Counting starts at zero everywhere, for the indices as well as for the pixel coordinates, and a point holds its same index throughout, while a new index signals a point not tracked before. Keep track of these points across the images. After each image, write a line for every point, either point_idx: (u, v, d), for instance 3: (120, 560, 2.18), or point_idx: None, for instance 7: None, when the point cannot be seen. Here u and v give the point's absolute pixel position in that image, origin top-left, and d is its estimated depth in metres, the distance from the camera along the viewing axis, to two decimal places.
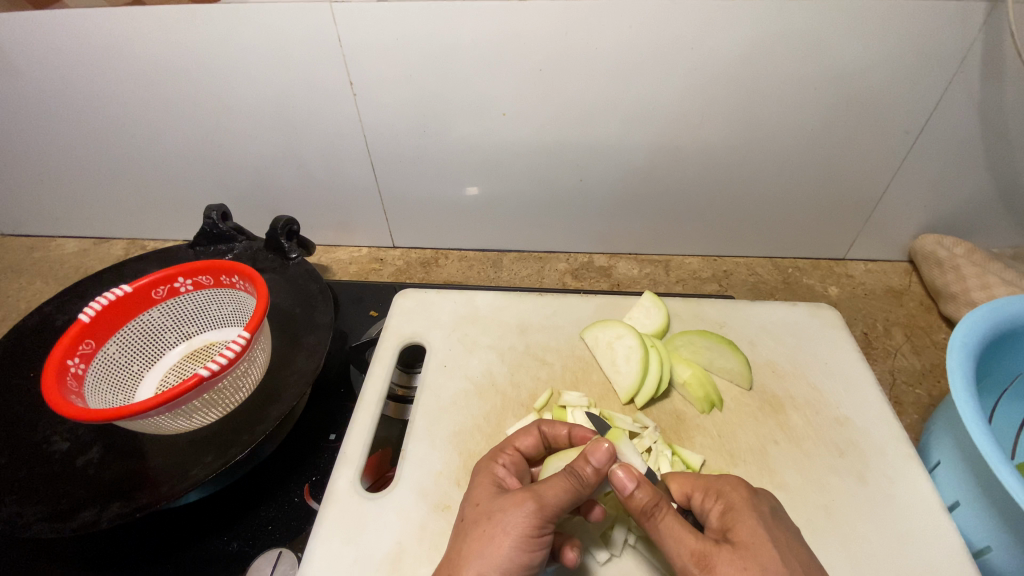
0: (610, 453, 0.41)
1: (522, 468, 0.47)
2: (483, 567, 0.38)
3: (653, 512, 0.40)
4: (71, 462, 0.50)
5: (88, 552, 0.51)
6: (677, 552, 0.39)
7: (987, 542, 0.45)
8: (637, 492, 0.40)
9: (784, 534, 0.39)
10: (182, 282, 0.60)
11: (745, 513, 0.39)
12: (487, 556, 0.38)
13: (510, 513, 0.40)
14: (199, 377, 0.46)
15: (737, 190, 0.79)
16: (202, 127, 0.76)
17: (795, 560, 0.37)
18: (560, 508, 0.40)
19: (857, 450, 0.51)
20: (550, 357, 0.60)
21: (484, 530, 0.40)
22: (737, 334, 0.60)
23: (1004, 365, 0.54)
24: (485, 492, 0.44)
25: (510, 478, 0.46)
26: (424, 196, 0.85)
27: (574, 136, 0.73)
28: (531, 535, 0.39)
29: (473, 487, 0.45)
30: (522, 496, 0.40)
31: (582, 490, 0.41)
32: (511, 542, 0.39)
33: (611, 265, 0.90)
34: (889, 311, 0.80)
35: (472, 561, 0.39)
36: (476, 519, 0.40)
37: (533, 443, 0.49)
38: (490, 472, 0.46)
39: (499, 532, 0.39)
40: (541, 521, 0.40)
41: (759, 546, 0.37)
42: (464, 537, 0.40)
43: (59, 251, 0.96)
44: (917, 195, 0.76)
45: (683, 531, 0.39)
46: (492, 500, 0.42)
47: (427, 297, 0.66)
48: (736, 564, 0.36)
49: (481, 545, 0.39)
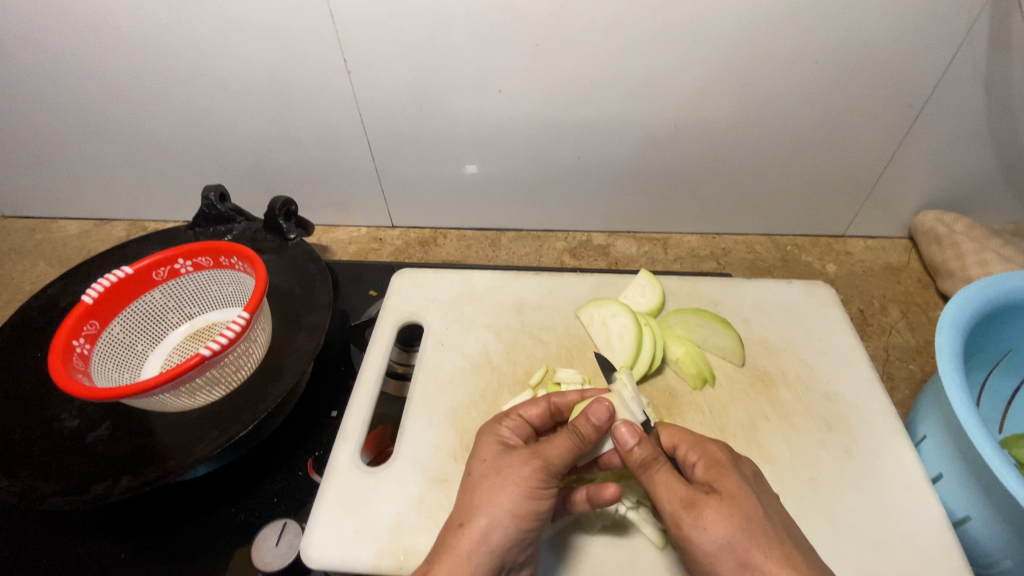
0: (610, 411, 0.44)
1: (527, 434, 0.48)
2: (492, 513, 0.41)
3: (649, 465, 0.43)
4: (81, 438, 0.52)
5: (101, 523, 0.54)
6: (667, 499, 0.40)
7: (968, 512, 0.46)
8: (636, 448, 0.43)
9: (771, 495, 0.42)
10: (182, 264, 0.60)
11: (730, 470, 0.42)
12: (497, 503, 0.41)
13: (519, 467, 0.43)
14: (201, 356, 0.47)
15: (737, 167, 0.78)
16: (198, 106, 0.75)
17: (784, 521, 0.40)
18: (563, 466, 0.44)
19: (845, 425, 0.52)
20: (546, 335, 0.61)
21: (492, 483, 0.43)
22: (732, 312, 0.61)
23: (995, 340, 0.54)
24: (490, 450, 0.46)
25: (516, 438, 0.48)
26: (422, 175, 0.84)
27: (571, 113, 0.72)
28: (538, 486, 0.42)
29: (480, 445, 0.47)
30: (528, 453, 0.43)
31: (583, 446, 0.44)
32: (520, 492, 0.42)
33: (609, 244, 0.89)
34: (886, 288, 0.79)
35: (483, 509, 0.41)
36: (485, 473, 0.43)
37: (540, 412, 0.49)
38: (496, 433, 0.48)
39: (507, 483, 0.42)
40: (546, 476, 0.43)
41: (744, 498, 0.39)
42: (475, 489, 0.43)
43: (61, 233, 0.97)
44: (920, 171, 0.76)
45: (673, 482, 0.41)
46: (499, 457, 0.45)
47: (424, 277, 0.67)
48: (723, 511, 0.38)
49: (492, 494, 0.42)
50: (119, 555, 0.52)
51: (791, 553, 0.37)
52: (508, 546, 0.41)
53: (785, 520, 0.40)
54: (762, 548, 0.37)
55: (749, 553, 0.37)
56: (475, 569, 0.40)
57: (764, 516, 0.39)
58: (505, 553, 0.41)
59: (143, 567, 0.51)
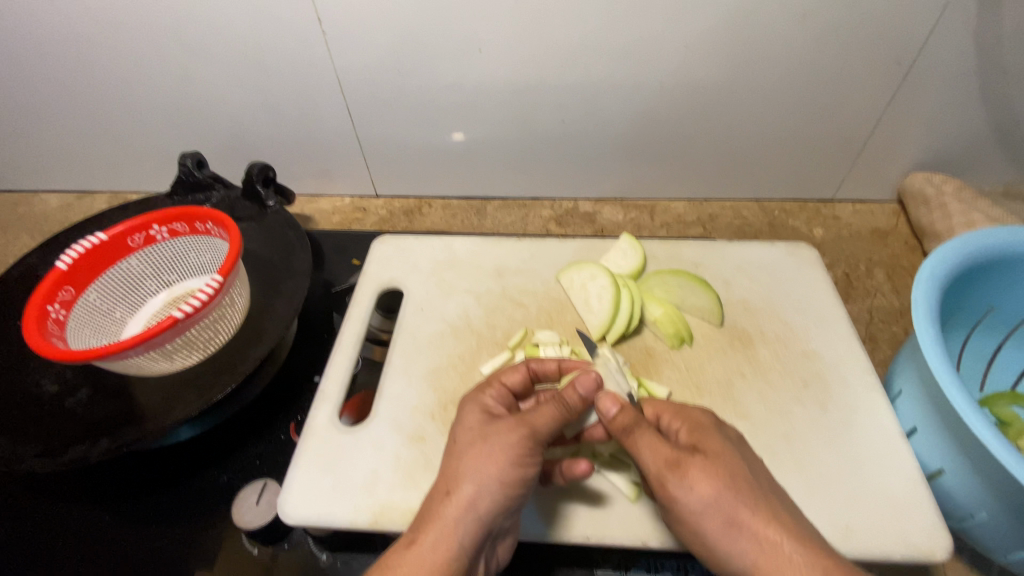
0: (597, 382, 0.44)
1: (510, 402, 0.48)
2: (479, 481, 0.40)
3: (633, 430, 0.42)
4: (61, 402, 0.52)
5: (86, 486, 0.55)
6: (653, 460, 0.41)
7: (941, 465, 0.47)
8: (618, 415, 0.43)
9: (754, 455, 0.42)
10: (158, 230, 0.60)
11: (714, 432, 0.42)
12: (484, 471, 0.40)
13: (505, 435, 0.42)
14: (174, 319, 0.47)
15: (723, 130, 0.77)
16: (173, 71, 0.74)
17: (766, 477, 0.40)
18: (549, 433, 0.43)
19: (822, 381, 0.52)
20: (525, 299, 0.60)
21: (478, 451, 0.42)
22: (712, 274, 0.60)
23: (977, 298, 0.54)
24: (474, 419, 0.45)
25: (500, 406, 0.47)
26: (404, 142, 0.83)
27: (553, 75, 0.71)
28: (525, 453, 0.41)
29: (463, 414, 0.46)
30: (516, 421, 0.43)
31: (568, 415, 0.43)
32: (507, 459, 0.41)
33: (596, 211, 0.88)
34: (872, 251, 0.79)
35: (469, 477, 0.41)
36: (471, 441, 0.42)
37: (520, 379, 0.49)
38: (479, 401, 0.47)
39: (494, 451, 0.41)
40: (533, 443, 0.42)
41: (728, 458, 0.40)
42: (460, 458, 0.42)
43: (44, 206, 0.96)
44: (910, 133, 0.74)
45: (658, 443, 0.41)
46: (484, 425, 0.44)
47: (405, 243, 0.67)
48: (709, 470, 0.39)
49: (478, 462, 0.41)
50: (102, 517, 0.53)
51: (774, 509, 0.38)
52: (494, 513, 0.40)
53: (768, 480, 0.41)
54: (747, 505, 0.37)
55: (734, 510, 0.37)
56: (462, 537, 0.39)
57: (748, 474, 0.39)
58: (491, 520, 0.40)
59: (126, 529, 0.52)
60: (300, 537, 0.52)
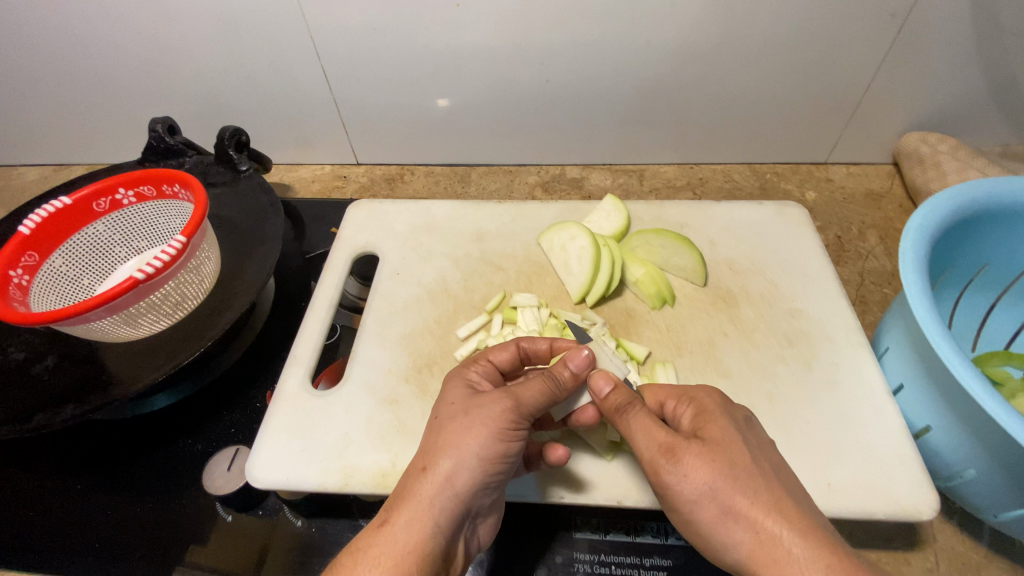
0: (589, 359, 0.43)
1: (497, 379, 0.45)
2: (458, 457, 0.38)
3: (626, 410, 0.41)
4: (27, 369, 0.51)
5: (59, 455, 0.54)
6: (646, 445, 0.39)
7: (927, 422, 0.45)
8: (610, 394, 0.42)
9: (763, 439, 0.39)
10: (124, 194, 0.58)
11: (717, 415, 0.39)
12: (463, 447, 0.39)
13: (488, 408, 0.40)
14: (134, 280, 0.45)
15: (713, 90, 0.74)
16: (139, 33, 0.71)
17: (771, 463, 0.37)
18: (535, 408, 0.41)
19: (806, 339, 0.50)
20: (505, 262, 0.59)
21: (458, 425, 0.40)
22: (698, 235, 0.59)
23: (969, 254, 0.52)
24: (457, 393, 0.43)
25: (485, 382, 0.44)
26: (384, 107, 0.80)
27: (536, 32, 0.68)
28: (508, 428, 0.40)
29: (446, 388, 0.44)
30: (499, 394, 0.41)
31: (557, 392, 0.42)
32: (488, 433, 0.39)
33: (583, 177, 0.86)
34: (865, 213, 0.77)
35: (447, 452, 0.39)
36: (451, 415, 0.40)
37: (508, 357, 0.47)
38: (463, 376, 0.44)
39: (475, 425, 0.39)
40: (517, 417, 0.40)
41: (729, 443, 0.37)
42: (440, 432, 0.40)
43: (19, 179, 0.94)
44: (908, 91, 0.71)
45: (653, 427, 0.39)
46: (467, 399, 0.41)
47: (382, 207, 0.65)
48: (705, 456, 0.37)
49: (457, 437, 0.39)
50: (74, 486, 0.52)
51: (780, 499, 0.35)
52: (473, 491, 0.38)
53: (776, 462, 0.38)
54: (746, 494, 0.35)
55: (731, 499, 0.35)
56: (437, 516, 0.37)
57: (751, 460, 0.37)
58: (469, 498, 0.39)
59: (98, 497, 0.51)
60: (275, 505, 0.51)
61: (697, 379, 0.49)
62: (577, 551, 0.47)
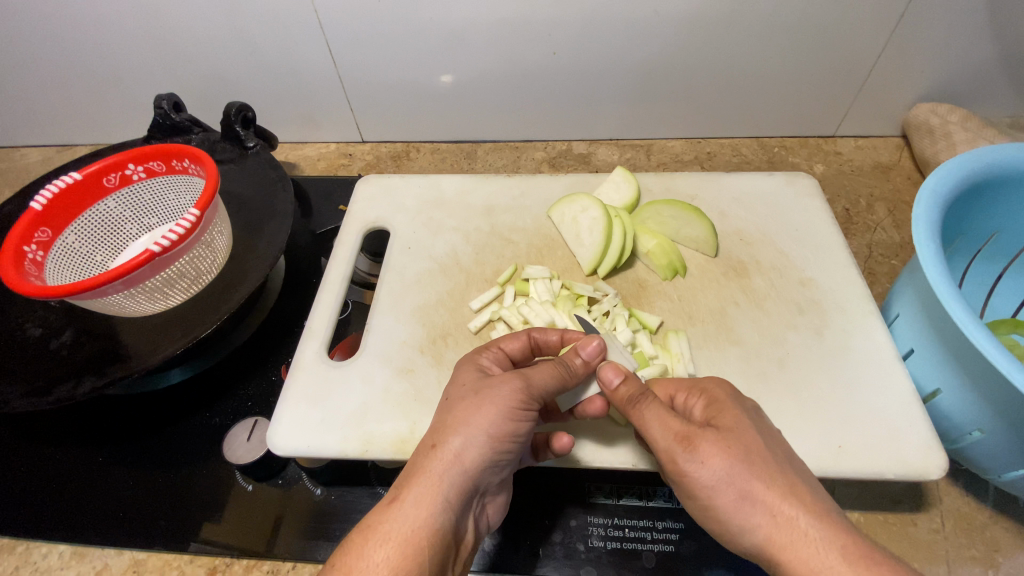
0: (600, 348, 0.44)
1: (509, 368, 0.45)
2: (467, 433, 0.39)
3: (639, 400, 0.41)
4: (45, 344, 0.52)
5: (78, 429, 0.54)
6: (662, 435, 0.39)
7: (936, 385, 0.46)
8: (621, 386, 0.42)
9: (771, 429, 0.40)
10: (133, 170, 0.58)
11: (729, 405, 0.40)
12: (474, 424, 0.39)
13: (499, 389, 0.40)
14: (150, 254, 0.46)
15: (722, 63, 0.73)
16: (139, 9, 0.70)
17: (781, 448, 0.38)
18: (547, 391, 0.42)
19: (817, 308, 0.51)
20: (515, 236, 0.59)
21: (469, 404, 0.40)
22: (708, 206, 0.59)
23: (980, 222, 0.52)
24: (468, 375, 0.43)
25: (496, 368, 0.44)
26: (389, 83, 0.79)
27: (543, 3, 0.67)
28: (517, 406, 0.40)
29: (457, 372, 0.44)
30: (511, 376, 0.41)
31: (568, 377, 0.43)
32: (499, 411, 0.39)
33: (590, 152, 0.86)
34: (874, 186, 0.77)
35: (458, 429, 0.39)
36: (462, 394, 0.40)
37: (520, 346, 0.47)
38: (474, 362, 0.45)
39: (486, 403, 0.40)
40: (528, 398, 0.41)
41: (743, 430, 0.38)
42: (450, 410, 0.41)
43: (23, 161, 0.93)
44: (919, 62, 0.70)
45: (667, 417, 0.40)
46: (479, 381, 0.42)
47: (390, 182, 0.65)
48: (720, 444, 0.37)
49: (468, 414, 0.39)
50: (95, 459, 0.53)
51: (796, 485, 0.36)
52: (483, 467, 0.39)
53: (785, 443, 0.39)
54: (763, 479, 0.36)
55: (748, 484, 0.36)
56: (447, 491, 0.38)
57: (763, 445, 0.38)
58: (478, 475, 0.39)
59: (119, 470, 0.52)
60: (294, 474, 0.51)
61: (708, 347, 0.49)
62: (591, 515, 0.48)
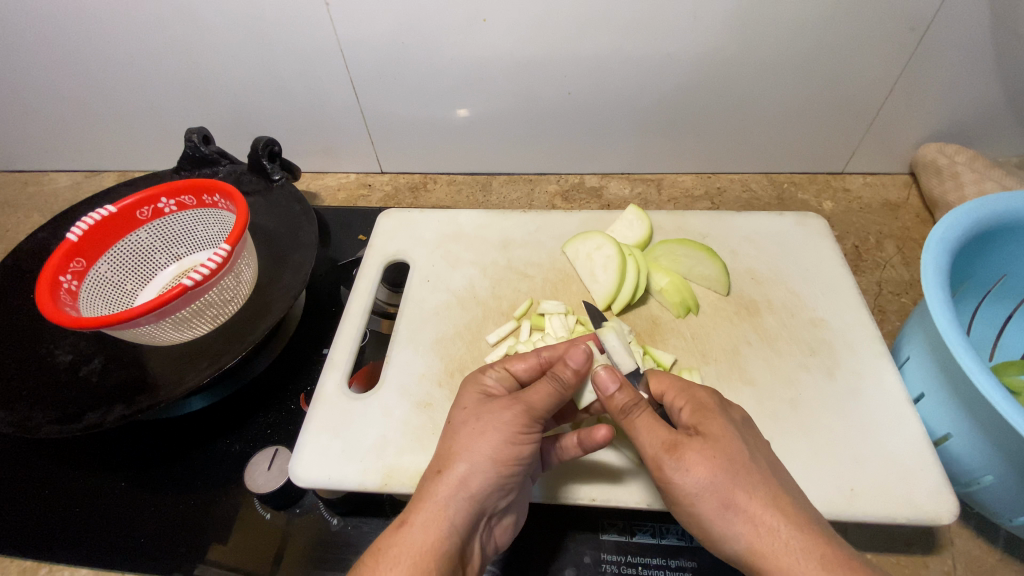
0: (587, 354, 0.44)
1: (513, 388, 0.45)
2: (472, 459, 0.40)
3: (630, 411, 0.41)
4: (75, 372, 0.53)
5: (102, 455, 0.56)
6: (650, 443, 0.40)
7: (948, 429, 0.46)
8: (617, 393, 0.42)
9: (759, 438, 0.41)
10: (166, 203, 0.60)
11: (715, 412, 0.40)
12: (476, 450, 0.40)
13: (499, 413, 0.41)
14: (185, 287, 0.48)
15: (732, 103, 0.76)
16: (175, 48, 0.74)
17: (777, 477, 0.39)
18: (545, 411, 0.42)
19: (829, 348, 0.52)
20: (531, 271, 0.60)
21: (472, 429, 0.42)
22: (719, 244, 0.60)
23: (987, 265, 0.53)
24: (471, 398, 0.44)
25: (500, 389, 0.45)
26: (408, 117, 0.82)
27: (558, 47, 0.70)
28: (520, 432, 0.41)
29: (461, 394, 0.45)
30: (510, 400, 0.42)
31: (564, 391, 0.43)
32: (500, 436, 0.40)
33: (601, 186, 0.88)
34: (882, 224, 0.78)
35: (462, 456, 0.40)
36: (464, 420, 0.41)
37: (528, 366, 0.46)
38: (479, 383, 0.45)
39: (487, 430, 0.41)
40: (528, 421, 0.42)
41: (727, 440, 0.38)
42: (454, 436, 0.42)
43: (53, 185, 0.97)
44: (923, 104, 0.73)
45: (656, 425, 0.40)
46: (480, 404, 0.43)
47: (410, 216, 0.67)
48: (705, 453, 0.38)
49: (471, 441, 0.41)
50: (118, 484, 0.54)
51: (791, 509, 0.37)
52: (487, 491, 0.40)
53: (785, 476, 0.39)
54: (745, 489, 0.36)
55: (730, 493, 0.36)
56: (453, 516, 0.38)
57: (750, 457, 0.38)
58: (483, 499, 0.40)
59: (140, 496, 0.53)
60: (311, 502, 0.52)
61: (721, 386, 0.50)
62: (603, 551, 0.48)
